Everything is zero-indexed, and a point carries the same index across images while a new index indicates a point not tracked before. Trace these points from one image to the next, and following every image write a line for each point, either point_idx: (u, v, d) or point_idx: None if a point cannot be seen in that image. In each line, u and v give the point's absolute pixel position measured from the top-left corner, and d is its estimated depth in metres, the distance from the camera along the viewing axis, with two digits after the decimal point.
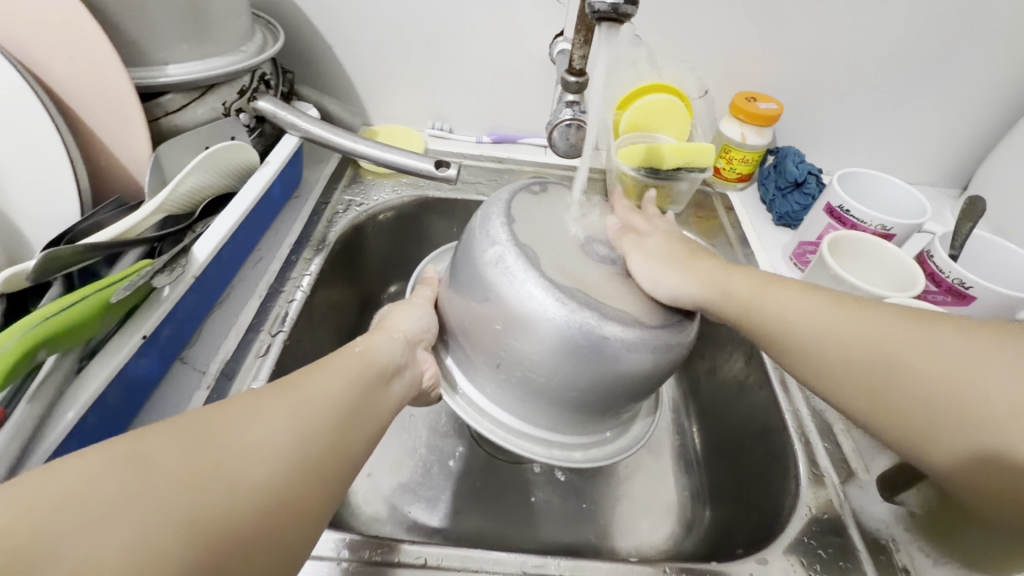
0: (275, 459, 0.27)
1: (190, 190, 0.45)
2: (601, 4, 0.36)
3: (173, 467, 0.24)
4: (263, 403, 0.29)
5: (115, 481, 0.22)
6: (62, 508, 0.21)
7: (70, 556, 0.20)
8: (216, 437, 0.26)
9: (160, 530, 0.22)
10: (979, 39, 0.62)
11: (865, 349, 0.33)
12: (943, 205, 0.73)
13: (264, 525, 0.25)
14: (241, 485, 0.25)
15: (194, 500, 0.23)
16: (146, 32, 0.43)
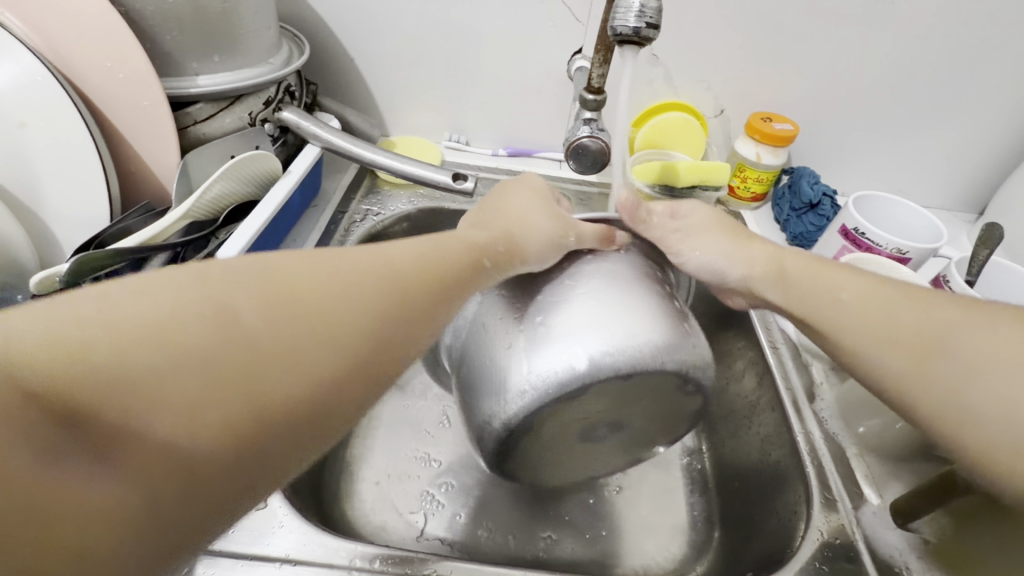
0: (347, 348, 0.26)
1: (216, 197, 0.46)
2: (623, 27, 0.36)
3: (253, 329, 0.24)
4: (351, 279, 0.28)
5: (188, 327, 0.22)
6: (138, 341, 0.21)
7: (135, 393, 0.20)
8: (301, 305, 0.25)
9: (222, 386, 0.22)
10: (998, 65, 0.62)
11: (880, 318, 0.37)
12: (959, 229, 0.73)
13: (318, 413, 0.25)
14: (308, 368, 0.25)
15: (266, 364, 0.24)
16: (180, 45, 0.44)
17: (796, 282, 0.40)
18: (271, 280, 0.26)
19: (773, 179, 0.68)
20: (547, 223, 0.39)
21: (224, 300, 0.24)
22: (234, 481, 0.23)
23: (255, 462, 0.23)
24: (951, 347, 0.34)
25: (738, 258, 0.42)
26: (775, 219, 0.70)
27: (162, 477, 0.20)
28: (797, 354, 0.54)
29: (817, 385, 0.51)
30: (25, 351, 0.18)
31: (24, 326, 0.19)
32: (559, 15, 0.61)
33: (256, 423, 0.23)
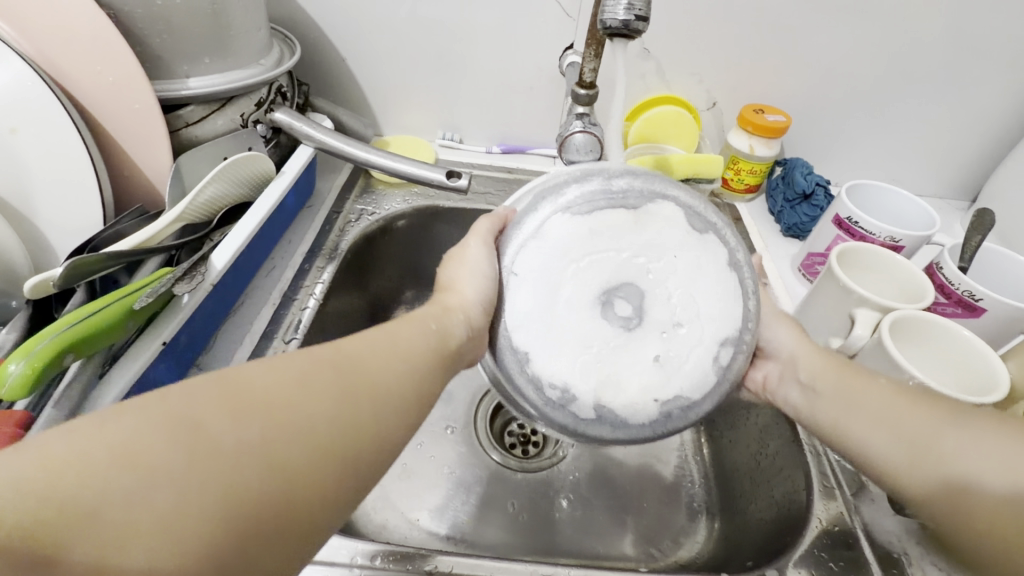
0: (321, 442, 0.25)
1: (209, 199, 0.46)
2: (612, 20, 0.36)
3: (223, 440, 0.22)
4: (319, 373, 0.26)
5: (153, 448, 0.21)
6: (102, 477, 0.19)
7: (99, 529, 0.19)
8: (272, 409, 0.24)
9: (195, 506, 0.20)
10: (989, 52, 0.63)
11: (891, 406, 0.36)
12: (952, 217, 0.73)
13: (299, 512, 0.23)
14: (282, 467, 0.23)
15: (239, 474, 0.22)
16: (170, 48, 0.44)
17: (832, 370, 0.40)
18: (241, 384, 0.24)
19: (766, 170, 0.68)
20: (480, 284, 0.36)
21: (190, 413, 0.22)
22: None
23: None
24: (957, 439, 0.33)
25: (791, 335, 0.43)
26: (770, 210, 0.70)
27: None
28: None
29: None
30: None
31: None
32: (550, 12, 0.61)
33: (235, 537, 0.21)
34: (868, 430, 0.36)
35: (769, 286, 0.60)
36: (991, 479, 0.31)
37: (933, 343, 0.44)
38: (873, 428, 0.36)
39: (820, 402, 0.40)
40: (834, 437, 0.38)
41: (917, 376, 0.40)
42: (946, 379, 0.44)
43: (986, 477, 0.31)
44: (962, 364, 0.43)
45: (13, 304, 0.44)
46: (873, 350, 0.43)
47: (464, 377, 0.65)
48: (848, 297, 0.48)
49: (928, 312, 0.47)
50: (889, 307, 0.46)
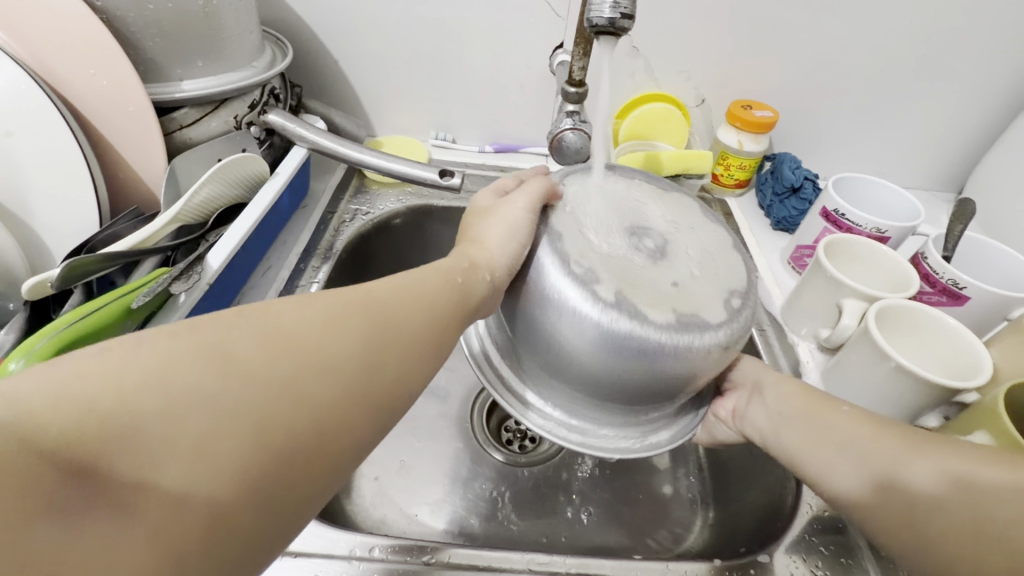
0: (342, 379, 0.26)
1: (204, 200, 0.47)
2: (598, 18, 0.37)
3: (251, 367, 0.23)
4: (338, 315, 0.28)
5: (187, 374, 0.21)
6: (141, 394, 0.20)
7: (137, 444, 0.19)
8: (295, 344, 0.25)
9: (229, 428, 0.22)
10: (971, 46, 0.64)
11: (849, 443, 0.37)
12: (938, 209, 0.74)
13: (321, 447, 0.25)
14: (308, 403, 0.24)
15: (268, 404, 0.23)
16: (163, 51, 0.44)
17: (794, 403, 0.41)
18: (265, 321, 0.25)
19: (755, 166, 0.69)
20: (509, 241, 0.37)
21: (220, 343, 0.23)
22: (250, 526, 0.22)
23: (268, 501, 0.22)
24: (915, 473, 0.33)
25: (761, 367, 0.44)
26: (760, 205, 0.71)
27: (179, 527, 0.19)
28: (783, 336, 0.55)
29: (804, 363, 0.52)
30: (34, 417, 0.18)
31: (30, 391, 0.19)
32: (539, 11, 0.62)
33: (265, 464, 0.22)
34: (830, 458, 0.37)
35: (760, 279, 0.61)
36: (950, 520, 0.31)
37: (920, 332, 0.45)
38: (836, 456, 0.37)
39: (787, 427, 0.40)
40: (795, 465, 0.39)
41: (902, 362, 0.41)
42: (930, 365, 0.45)
43: (944, 516, 0.31)
44: (946, 351, 0.44)
45: (11, 306, 0.45)
46: (860, 338, 0.44)
47: (460, 373, 0.66)
48: (835, 287, 0.48)
49: (913, 301, 0.48)
50: (876, 296, 0.47)
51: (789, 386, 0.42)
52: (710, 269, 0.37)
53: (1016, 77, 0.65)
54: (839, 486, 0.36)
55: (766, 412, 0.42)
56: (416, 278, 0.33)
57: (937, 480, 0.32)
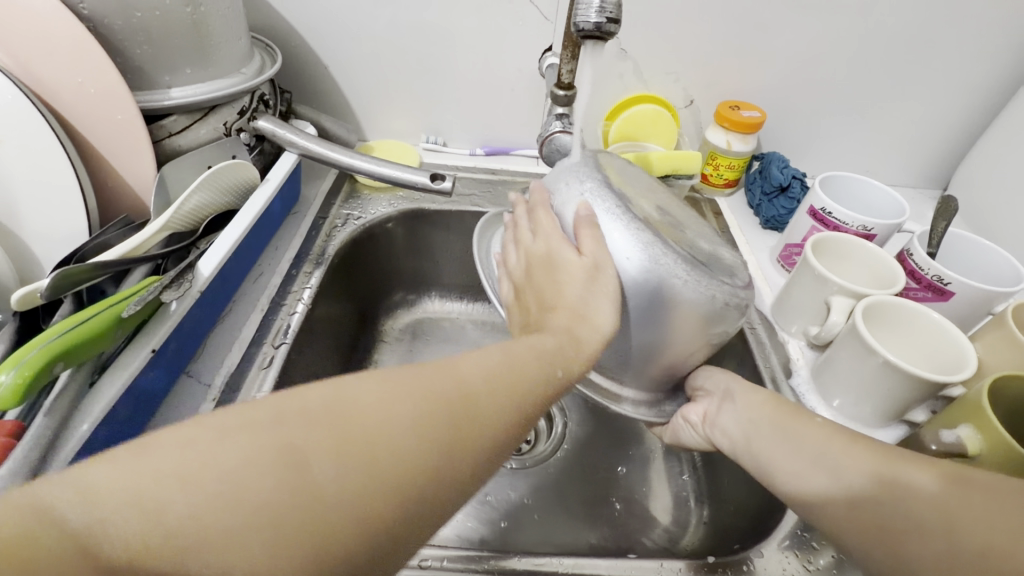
0: (416, 485, 0.24)
1: (195, 208, 0.47)
2: (585, 23, 0.38)
3: (324, 486, 0.22)
4: (415, 405, 0.25)
5: (255, 489, 0.21)
6: (207, 512, 0.20)
7: (201, 564, 0.19)
8: (368, 450, 0.23)
9: (292, 550, 0.21)
10: (953, 45, 0.65)
11: (820, 455, 0.36)
12: (924, 206, 0.75)
13: (385, 565, 0.23)
14: (377, 517, 0.23)
15: (334, 521, 0.22)
16: (150, 59, 0.44)
17: (767, 415, 0.41)
18: (342, 416, 0.24)
19: (744, 165, 0.70)
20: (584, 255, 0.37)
21: (291, 446, 0.22)
22: None
23: None
24: (885, 488, 0.33)
25: (729, 376, 0.45)
26: (749, 204, 0.72)
27: None
28: (774, 334, 0.55)
29: (794, 360, 0.52)
30: (106, 528, 0.19)
31: (107, 485, 0.19)
32: (527, 15, 0.62)
33: None
34: (806, 467, 0.37)
35: (750, 278, 0.61)
36: (926, 527, 0.30)
37: (906, 327, 0.46)
38: (812, 465, 0.36)
39: (759, 435, 0.41)
40: (770, 476, 0.39)
41: (889, 358, 0.42)
42: (917, 360, 0.46)
43: (921, 525, 0.30)
44: (932, 346, 0.45)
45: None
46: (848, 335, 0.45)
47: None
48: (823, 285, 0.49)
49: (899, 297, 0.49)
50: (863, 293, 0.47)
51: (762, 400, 0.42)
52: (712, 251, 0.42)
53: (997, 75, 0.66)
54: (815, 495, 0.35)
55: (734, 420, 0.43)
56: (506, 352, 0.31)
57: (927, 480, 0.32)
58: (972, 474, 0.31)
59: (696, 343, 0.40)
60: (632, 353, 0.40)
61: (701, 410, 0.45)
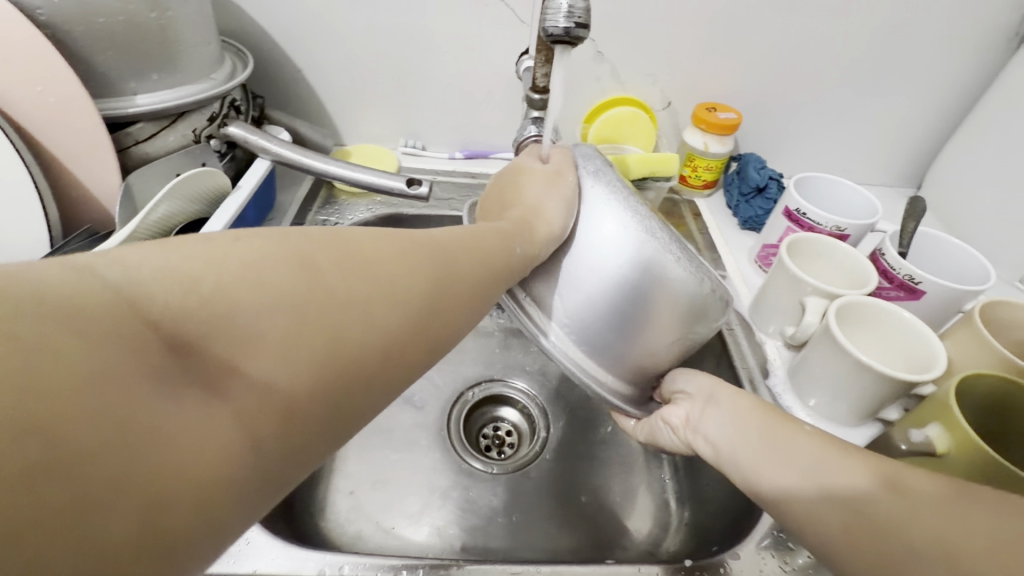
0: (411, 307, 0.26)
1: (162, 216, 0.46)
2: (554, 28, 0.38)
3: (331, 270, 0.23)
4: (405, 253, 0.27)
5: (273, 274, 0.21)
6: (232, 282, 0.20)
7: (226, 338, 0.20)
8: (370, 266, 0.25)
9: (308, 324, 0.22)
10: (922, 47, 0.66)
11: (812, 472, 0.33)
12: (898, 204, 0.76)
13: (387, 348, 0.25)
14: (379, 313, 0.24)
15: (344, 316, 0.23)
16: (114, 66, 0.43)
17: (753, 420, 0.37)
18: (340, 236, 0.25)
19: (721, 167, 0.70)
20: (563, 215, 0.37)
21: (301, 252, 0.23)
22: (310, 425, 0.22)
23: (328, 419, 0.22)
24: (885, 509, 0.29)
25: (710, 378, 0.41)
26: (727, 204, 0.72)
27: (255, 411, 0.20)
28: (751, 334, 0.56)
29: (771, 360, 0.53)
30: (137, 285, 0.18)
31: (136, 266, 0.18)
32: (503, 18, 0.62)
33: (337, 390, 0.22)
34: (789, 469, 0.34)
35: (728, 279, 0.62)
36: (924, 538, 0.27)
37: (880, 327, 0.46)
38: (795, 469, 0.33)
39: (739, 442, 0.37)
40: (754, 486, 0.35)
41: (861, 359, 0.42)
42: (888, 359, 0.46)
43: (917, 536, 0.28)
44: (904, 346, 0.45)
45: None
46: (821, 336, 0.45)
47: (436, 382, 0.65)
48: (799, 285, 0.49)
49: (872, 296, 0.49)
50: (837, 293, 0.48)
51: (746, 403, 0.39)
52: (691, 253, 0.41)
53: (966, 76, 0.68)
54: (800, 500, 0.32)
55: (720, 426, 0.38)
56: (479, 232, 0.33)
57: (927, 486, 0.30)
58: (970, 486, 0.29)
59: (672, 334, 0.39)
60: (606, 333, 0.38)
61: (682, 410, 0.41)
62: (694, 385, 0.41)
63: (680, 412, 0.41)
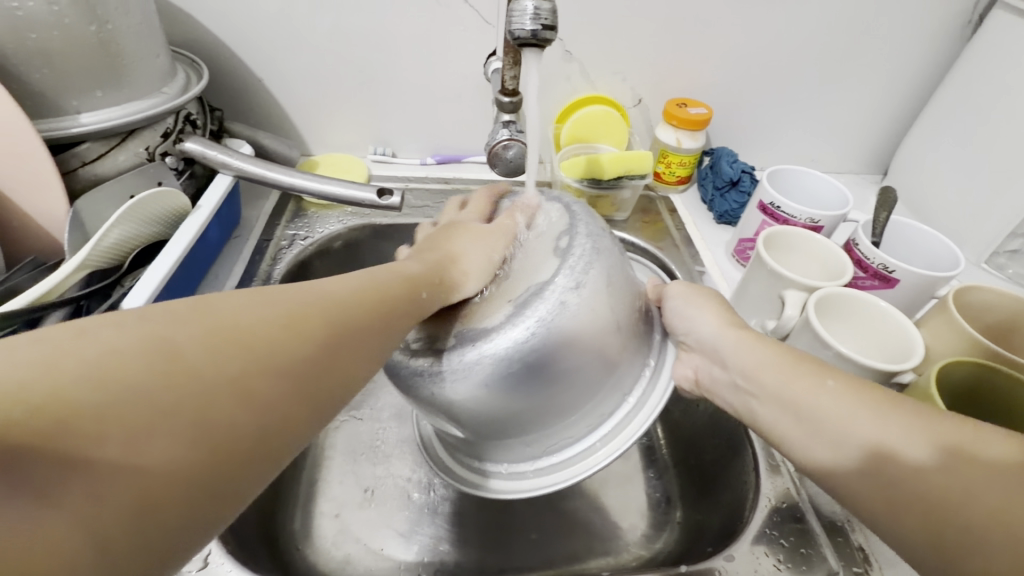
0: (296, 369, 0.24)
1: (115, 242, 0.43)
2: (520, 31, 0.36)
3: (202, 350, 0.21)
4: (296, 314, 0.25)
5: (127, 362, 0.19)
6: (80, 378, 0.18)
7: (70, 439, 0.17)
8: (249, 340, 0.23)
9: (177, 408, 0.19)
10: (882, 38, 0.67)
11: (837, 442, 0.31)
12: (865, 191, 0.78)
13: (275, 419, 0.23)
14: (260, 384, 0.22)
15: (220, 392, 0.21)
16: (55, 85, 0.41)
17: (764, 379, 0.36)
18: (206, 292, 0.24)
19: (695, 162, 0.70)
20: (583, 428, 0.37)
21: (162, 340, 0.20)
22: (192, 516, 0.19)
23: (209, 502, 0.20)
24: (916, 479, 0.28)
25: (712, 320, 0.40)
26: (702, 199, 0.72)
27: (108, 513, 0.17)
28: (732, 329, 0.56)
29: None
30: None
31: None
32: (468, 20, 0.61)
33: (217, 473, 0.20)
34: (808, 431, 0.32)
35: (707, 274, 0.62)
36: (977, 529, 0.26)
37: (861, 317, 0.47)
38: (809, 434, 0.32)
39: (759, 408, 0.36)
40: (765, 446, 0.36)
41: (841, 351, 0.42)
42: (869, 350, 0.47)
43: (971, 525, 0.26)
44: (883, 335, 0.46)
45: None
46: (803, 329, 0.45)
47: None
48: (776, 279, 0.49)
49: (849, 286, 0.50)
50: (814, 285, 0.48)
51: (767, 356, 0.36)
52: (619, 300, 0.37)
53: (924, 62, 0.69)
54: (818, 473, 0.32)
55: (727, 386, 0.39)
56: (369, 279, 0.31)
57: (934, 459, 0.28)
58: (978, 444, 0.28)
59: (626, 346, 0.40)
60: (590, 404, 0.36)
61: (694, 365, 0.42)
62: (705, 336, 0.40)
63: (690, 367, 0.42)
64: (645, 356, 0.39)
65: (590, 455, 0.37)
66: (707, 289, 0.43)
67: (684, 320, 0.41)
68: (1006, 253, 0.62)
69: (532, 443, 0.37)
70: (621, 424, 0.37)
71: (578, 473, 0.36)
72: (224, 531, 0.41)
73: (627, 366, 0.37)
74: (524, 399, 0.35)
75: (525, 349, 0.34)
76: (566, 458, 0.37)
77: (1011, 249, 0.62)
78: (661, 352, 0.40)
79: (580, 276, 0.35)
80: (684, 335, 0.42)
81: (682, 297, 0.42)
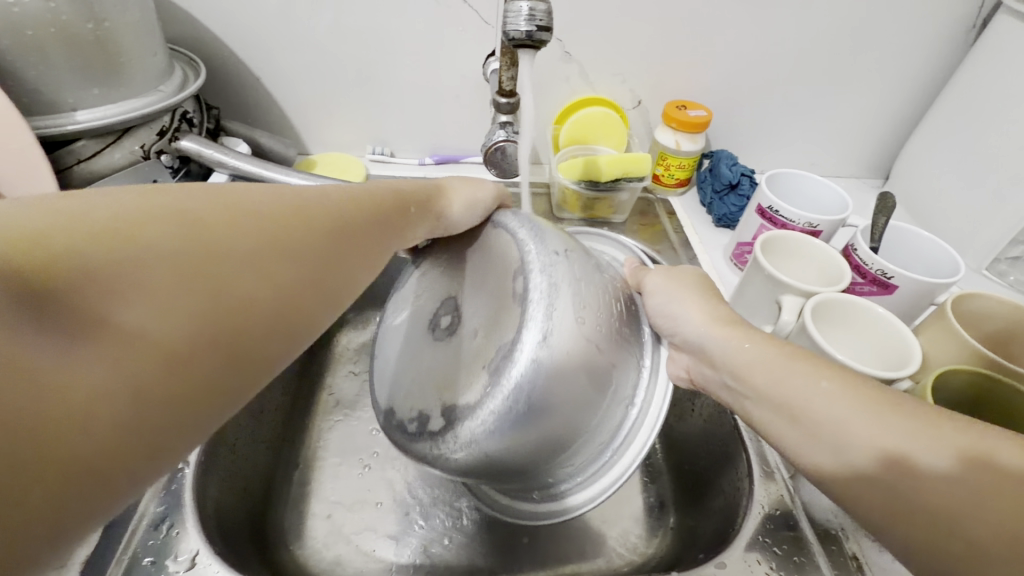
0: (299, 253, 0.27)
1: None
2: (515, 31, 0.36)
3: (214, 223, 0.25)
4: (296, 207, 0.29)
5: (146, 228, 0.23)
6: (108, 236, 0.21)
7: (97, 286, 0.20)
8: (254, 222, 0.26)
9: (191, 271, 0.23)
10: (884, 41, 0.66)
11: (838, 447, 0.30)
12: (866, 196, 0.77)
13: (284, 296, 0.26)
14: (266, 263, 0.26)
15: (228, 265, 0.24)
16: (50, 83, 0.41)
17: (761, 379, 0.35)
18: (222, 203, 0.26)
19: (694, 165, 0.70)
20: (602, 451, 0.37)
21: (179, 212, 0.24)
22: (209, 368, 0.23)
23: (224, 360, 0.23)
24: (922, 484, 0.28)
25: (698, 315, 0.39)
26: (701, 202, 0.72)
27: (134, 355, 0.20)
28: None
29: None
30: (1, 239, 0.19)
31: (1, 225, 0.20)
32: (467, 20, 0.60)
33: (227, 334, 0.24)
34: (804, 438, 0.32)
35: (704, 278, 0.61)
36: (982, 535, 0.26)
37: (860, 323, 0.46)
38: (801, 441, 0.32)
39: (760, 411, 0.35)
40: None
41: (839, 358, 0.42)
42: (866, 357, 0.46)
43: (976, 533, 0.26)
44: (881, 342, 0.45)
45: None
46: (799, 335, 0.45)
47: None
48: (772, 284, 0.49)
49: (847, 292, 0.49)
50: (811, 291, 0.47)
51: (760, 354, 0.35)
52: (597, 316, 0.36)
53: (927, 65, 0.68)
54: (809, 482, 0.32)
55: (722, 386, 0.38)
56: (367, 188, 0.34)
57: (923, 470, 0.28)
58: (992, 450, 0.27)
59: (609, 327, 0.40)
60: (597, 424, 0.36)
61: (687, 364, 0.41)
62: (693, 332, 0.39)
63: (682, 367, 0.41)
64: (638, 358, 0.39)
65: (613, 466, 0.37)
66: (690, 281, 0.42)
67: (671, 317, 0.40)
68: (1007, 260, 0.62)
69: (561, 468, 0.38)
70: (633, 427, 0.37)
71: (612, 483, 0.37)
72: (212, 532, 0.40)
73: (624, 368, 0.37)
74: (538, 442, 0.34)
75: (518, 408, 0.33)
76: (597, 472, 0.38)
77: (1012, 256, 0.61)
78: (650, 340, 0.40)
79: (550, 304, 0.34)
80: (672, 332, 0.40)
81: (665, 291, 0.41)
